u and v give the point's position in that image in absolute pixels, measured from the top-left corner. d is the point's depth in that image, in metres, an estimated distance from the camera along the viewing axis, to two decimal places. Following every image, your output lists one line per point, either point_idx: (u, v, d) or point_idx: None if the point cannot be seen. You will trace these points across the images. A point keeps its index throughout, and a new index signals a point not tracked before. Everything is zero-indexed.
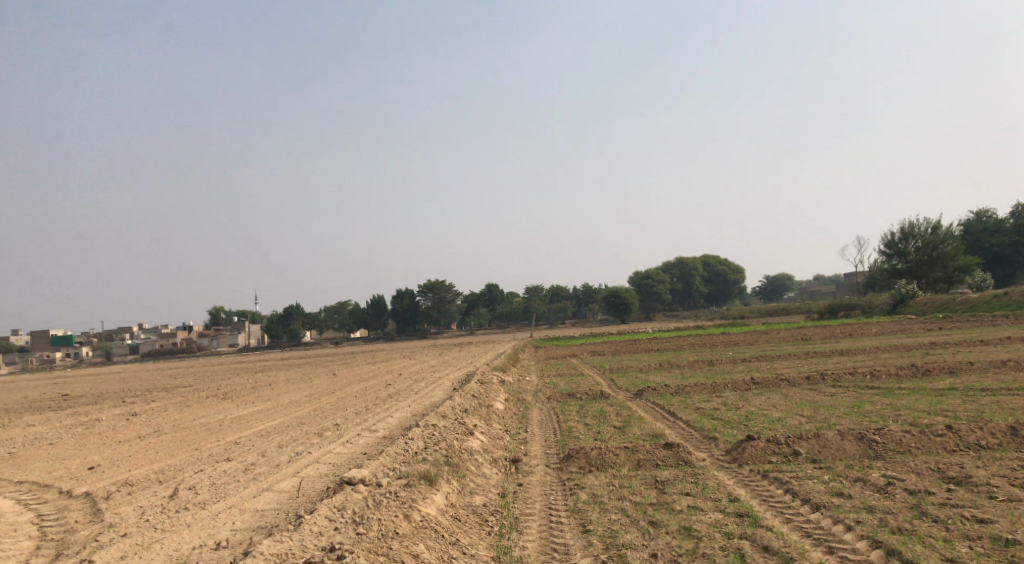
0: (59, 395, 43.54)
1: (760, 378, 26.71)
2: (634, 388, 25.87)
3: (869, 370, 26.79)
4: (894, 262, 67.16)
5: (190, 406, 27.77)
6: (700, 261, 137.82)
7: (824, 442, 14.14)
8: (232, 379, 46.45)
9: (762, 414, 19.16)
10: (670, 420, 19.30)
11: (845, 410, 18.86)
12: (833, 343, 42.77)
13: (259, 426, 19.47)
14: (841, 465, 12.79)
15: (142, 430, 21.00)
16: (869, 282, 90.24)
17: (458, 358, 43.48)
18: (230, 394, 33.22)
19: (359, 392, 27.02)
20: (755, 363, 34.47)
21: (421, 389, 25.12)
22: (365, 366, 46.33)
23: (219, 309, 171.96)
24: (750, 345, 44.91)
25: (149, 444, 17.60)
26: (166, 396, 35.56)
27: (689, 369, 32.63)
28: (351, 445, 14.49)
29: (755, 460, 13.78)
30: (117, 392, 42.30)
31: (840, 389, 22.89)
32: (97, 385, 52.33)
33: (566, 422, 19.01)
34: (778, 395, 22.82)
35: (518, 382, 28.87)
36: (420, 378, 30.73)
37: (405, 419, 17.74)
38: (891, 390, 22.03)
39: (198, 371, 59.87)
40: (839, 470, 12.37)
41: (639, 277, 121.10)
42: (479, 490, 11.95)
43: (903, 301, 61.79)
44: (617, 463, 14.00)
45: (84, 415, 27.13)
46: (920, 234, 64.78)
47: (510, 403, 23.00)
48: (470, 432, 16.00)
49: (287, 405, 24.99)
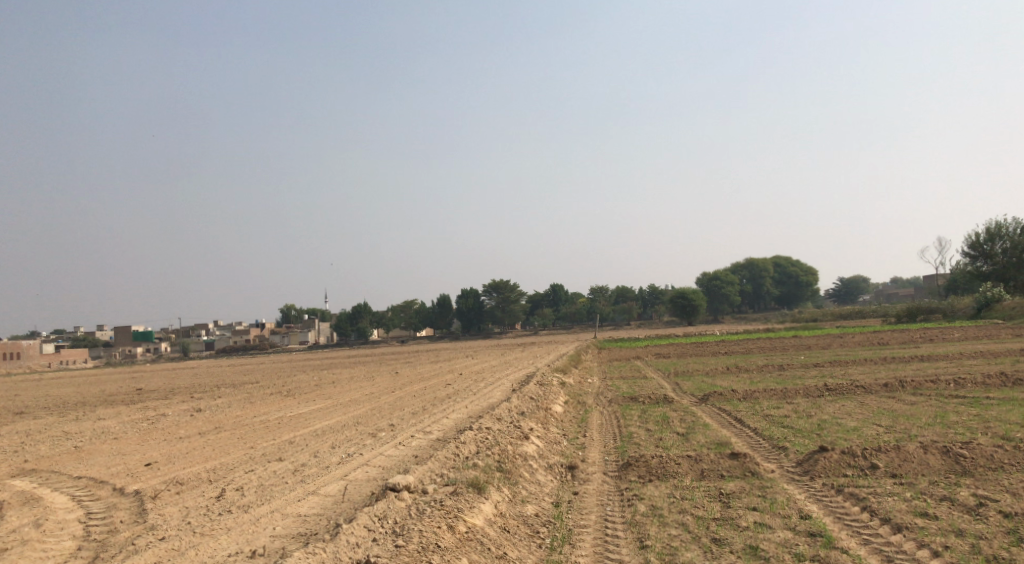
0: (133, 389, 44.64)
1: (834, 384, 25.46)
2: (699, 393, 24.99)
3: (953, 377, 25.29)
4: (978, 265, 64.15)
5: (252, 403, 27.91)
6: (771, 263, 134.73)
7: (905, 456, 13.16)
8: (296, 376, 46.90)
9: (836, 423, 18.13)
10: (736, 427, 18.47)
11: (927, 420, 17.70)
12: (912, 349, 40.87)
13: (316, 425, 19.33)
14: (924, 482, 11.84)
15: (202, 426, 21.08)
16: (951, 286, 86.52)
17: (520, 359, 43.02)
18: (293, 391, 33.43)
19: (418, 391, 26.73)
20: (828, 368, 33.09)
21: (480, 390, 24.72)
22: (428, 365, 46.24)
23: (290, 307, 175.29)
24: (823, 349, 43.28)
25: (207, 441, 17.58)
26: (231, 392, 35.98)
27: (759, 373, 31.46)
28: (403, 447, 14.10)
29: (829, 474, 12.89)
30: (187, 388, 43.09)
31: (920, 398, 21.64)
32: (170, 380, 53.54)
33: (627, 427, 18.31)
34: (853, 402, 21.68)
35: (580, 384, 28.25)
36: (480, 378, 30.35)
37: (460, 421, 17.33)
38: (977, 400, 20.68)
39: (266, 368, 60.81)
40: (923, 487, 11.44)
41: (707, 278, 118.89)
42: (531, 499, 11.42)
43: (987, 305, 58.88)
44: (679, 473, 13.29)
45: (151, 410, 27.50)
46: (1008, 235, 61.77)
47: (570, 405, 22.43)
48: (526, 436, 15.46)
49: (347, 403, 24.87)
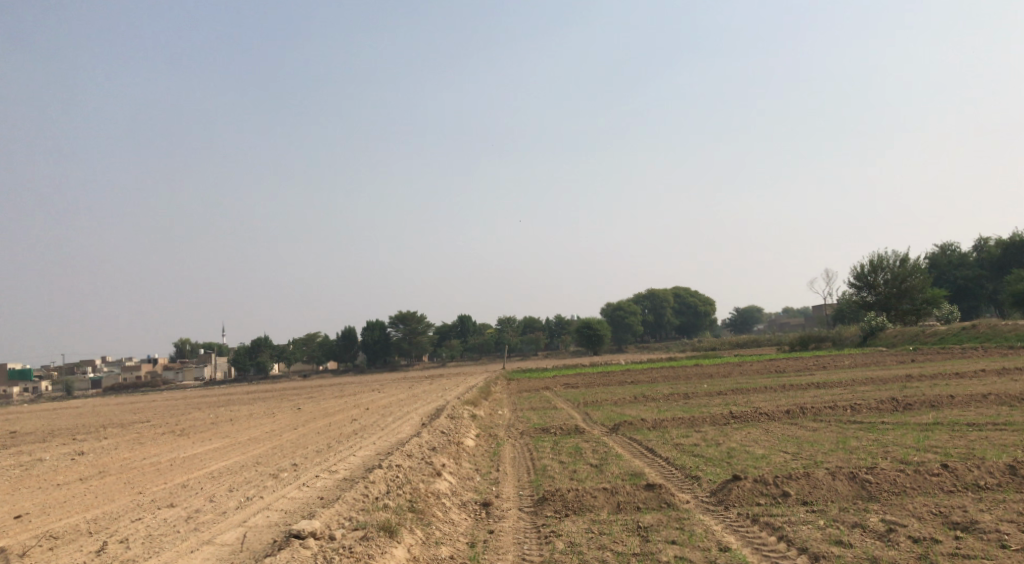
0: (9, 432, 41.50)
1: (739, 412, 25.90)
2: (609, 423, 24.92)
3: (850, 403, 26.07)
4: (863, 295, 67.22)
5: (142, 445, 26.24)
6: (671, 293, 138.08)
7: (815, 482, 13.25)
8: (191, 414, 44.63)
9: (745, 451, 18.31)
10: (648, 456, 18.41)
11: (830, 446, 18.07)
12: (808, 376, 42.21)
13: (212, 467, 18.21)
14: (835, 509, 11.94)
15: (85, 471, 19.59)
16: (838, 315, 90.47)
17: (428, 392, 42.25)
18: (187, 431, 31.70)
19: (323, 428, 25.72)
20: (731, 396, 33.68)
21: (388, 425, 23.94)
22: (332, 400, 44.84)
23: (185, 341, 168.29)
24: (724, 377, 44.21)
25: (89, 488, 16.29)
26: (119, 433, 33.86)
27: (665, 402, 31.80)
28: (307, 489, 13.33)
29: (743, 503, 12.86)
30: (70, 429, 40.36)
31: (822, 424, 22.15)
32: (52, 421, 50.25)
33: (540, 460, 17.98)
34: (758, 430, 22.01)
35: (490, 416, 27.78)
36: (388, 413, 29.50)
37: (368, 459, 16.63)
38: (873, 425, 21.33)
39: (158, 406, 57.77)
40: (835, 514, 11.51)
41: (611, 309, 120.67)
42: (446, 540, 10.89)
43: (873, 333, 61.67)
44: (596, 507, 13.01)
45: (28, 455, 25.49)
46: (889, 267, 65.07)
47: (480, 439, 21.96)
48: (438, 473, 14.90)
49: (246, 442, 23.66)
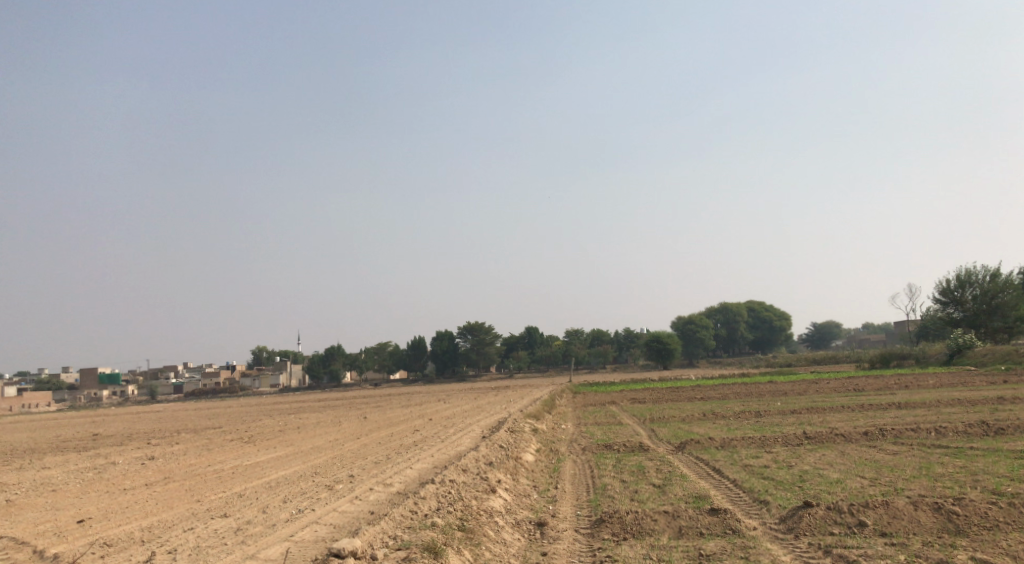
0: (90, 434, 42.92)
1: (814, 433, 24.75)
2: (676, 440, 24.15)
3: (935, 426, 24.65)
4: (949, 311, 64.26)
5: (209, 451, 26.62)
6: (745, 307, 135.04)
7: (894, 512, 12.35)
8: (261, 421, 45.42)
9: (819, 475, 17.35)
10: (714, 478, 17.66)
11: (912, 472, 16.98)
12: (889, 395, 40.34)
13: (271, 476, 18.21)
14: (918, 542, 11.07)
15: (151, 476, 19.87)
16: (922, 332, 86.81)
17: (493, 403, 41.96)
18: (254, 438, 32.11)
19: (385, 438, 25.62)
20: (806, 415, 32.41)
21: (448, 437, 23.68)
22: (397, 409, 45.06)
23: (262, 348, 172.49)
24: (799, 395, 42.67)
25: (152, 493, 16.46)
26: (191, 438, 34.55)
27: (736, 419, 30.71)
28: (359, 503, 13.07)
29: (815, 532, 12.04)
30: (147, 433, 41.47)
31: (903, 448, 20.96)
32: (132, 424, 51.83)
33: (601, 478, 17.38)
34: (834, 452, 20.97)
35: (553, 430, 27.32)
36: (450, 424, 29.27)
37: (424, 472, 16.37)
38: (960, 450, 20.03)
39: (232, 412, 59.05)
40: (917, 549, 10.65)
41: (682, 322, 118.63)
42: (495, 562, 10.49)
43: (960, 351, 58.81)
44: (656, 531, 12.40)
45: (101, 458, 26.12)
46: (978, 282, 61.97)
47: (541, 454, 21.48)
48: (493, 490, 14.50)
49: (307, 451, 23.71)
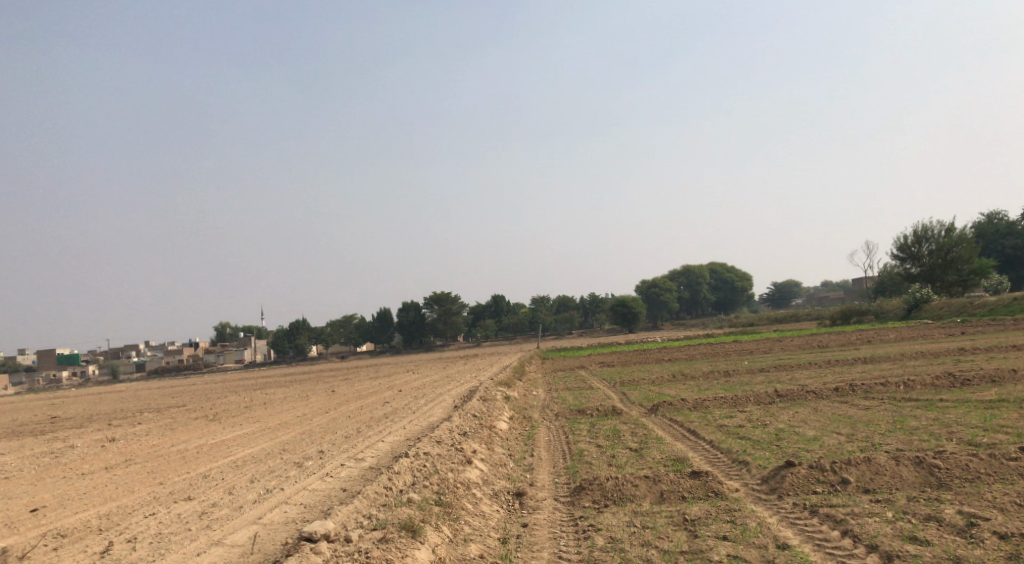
0: (49, 417, 41.82)
1: (785, 390, 24.74)
2: (648, 403, 23.94)
3: (903, 379, 24.72)
4: (907, 267, 65.07)
5: (173, 431, 25.82)
6: (707, 269, 136.07)
7: (876, 468, 12.20)
8: (227, 398, 44.51)
9: (795, 433, 17.19)
10: (691, 440, 17.43)
11: (887, 426, 16.90)
12: (853, 351, 40.74)
13: (237, 454, 17.61)
14: (904, 498, 10.93)
15: (111, 460, 19.08)
16: (879, 287, 88.15)
17: (462, 372, 41.56)
18: (219, 416, 31.30)
19: (354, 411, 25.09)
20: (774, 373, 32.45)
21: (420, 408, 23.22)
22: (365, 382, 44.46)
23: (224, 324, 170.10)
24: (765, 354, 42.84)
25: (112, 477, 15.78)
26: (154, 418, 33.64)
27: (706, 380, 30.63)
28: (330, 480, 12.57)
29: (799, 492, 11.86)
30: (108, 414, 40.43)
31: (874, 402, 20.97)
32: (93, 406, 50.59)
33: (576, 444, 17.08)
34: (806, 409, 20.91)
35: (524, 398, 26.99)
36: (420, 395, 28.80)
37: (396, 445, 15.90)
38: (930, 403, 20.07)
39: (196, 390, 57.90)
40: (905, 506, 10.50)
41: (646, 286, 119.12)
42: (476, 537, 10.10)
43: (918, 306, 59.59)
44: (638, 497, 12.11)
45: (59, 441, 25.21)
46: (934, 237, 62.72)
47: (514, 422, 21.13)
48: (469, 461, 14.07)
49: (275, 428, 23.07)
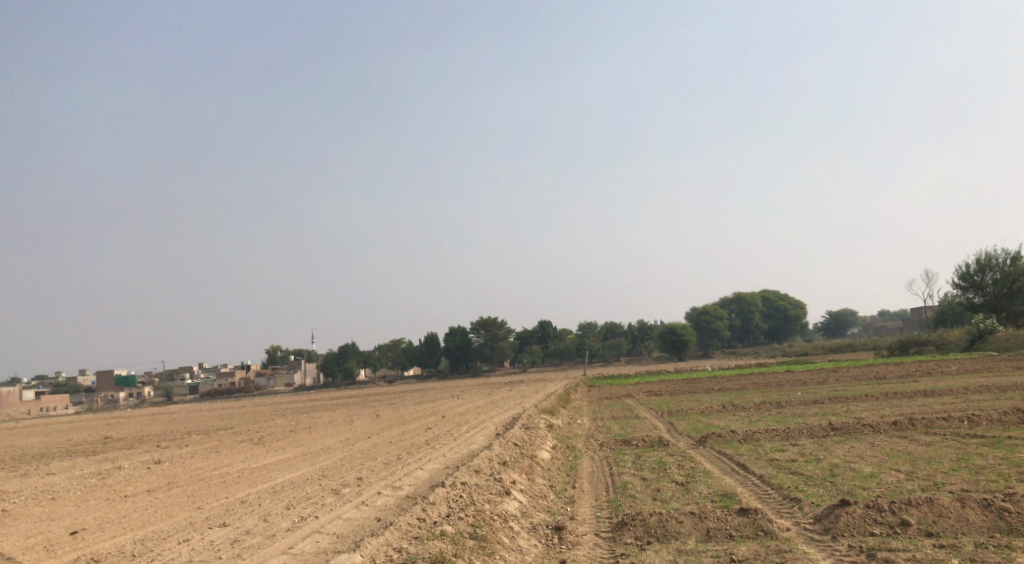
0: (102, 437, 42.50)
1: (840, 423, 23.84)
2: (695, 434, 23.28)
3: (965, 414, 23.64)
4: (970, 296, 62.94)
5: (217, 453, 25.93)
6: (759, 297, 133.70)
7: (940, 510, 11.50)
8: (274, 421, 44.77)
9: (850, 469, 16.44)
10: (740, 474, 16.78)
11: (950, 465, 16.05)
12: (912, 383, 39.29)
13: (277, 479, 17.47)
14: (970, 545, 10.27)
15: (154, 482, 19.11)
16: (939, 317, 85.47)
17: (507, 399, 41.23)
18: (264, 439, 31.40)
19: (395, 437, 24.91)
20: (828, 405, 31.38)
21: (461, 435, 22.93)
22: (411, 407, 44.31)
23: (276, 348, 172.37)
24: (820, 385, 41.60)
25: (152, 501, 15.75)
26: (201, 440, 33.91)
27: (756, 411, 29.76)
28: (365, 509, 12.31)
29: (854, 532, 11.24)
30: (158, 435, 40.92)
31: (935, 438, 20.05)
32: (145, 426, 51.35)
33: (620, 476, 16.56)
34: (862, 444, 20.08)
35: (568, 426, 26.52)
36: (462, 421, 28.50)
37: (435, 473, 15.60)
38: (996, 440, 19.08)
39: (245, 412, 58.43)
40: (973, 555, 9.87)
41: (696, 313, 117.47)
42: None
43: (981, 337, 57.48)
44: (682, 534, 11.58)
45: (107, 462, 25.46)
46: (999, 266, 60.58)
47: (557, 451, 20.70)
48: (507, 491, 13.70)
49: (316, 452, 22.98)
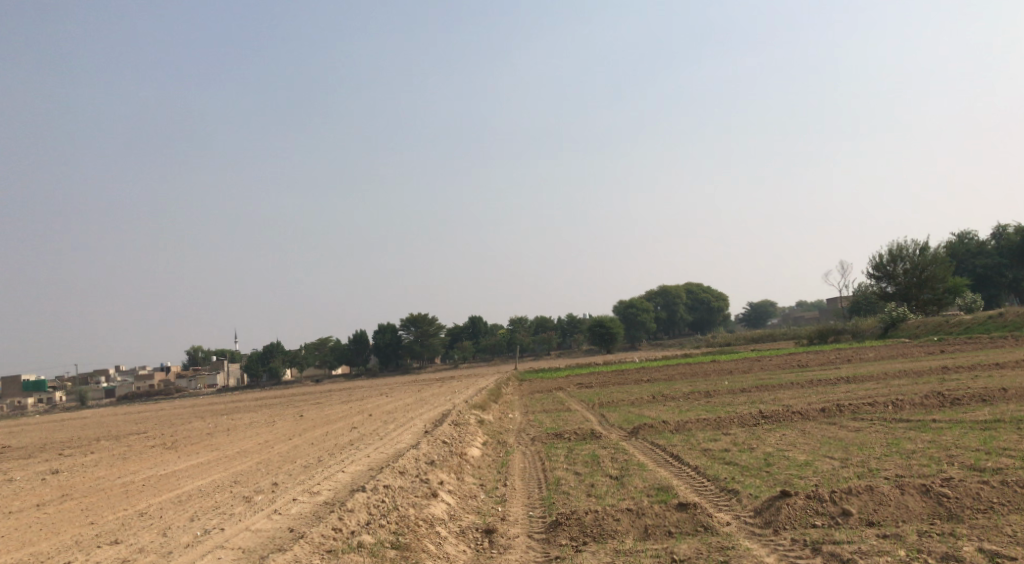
0: (2, 446, 39.79)
1: (769, 411, 23.72)
2: (627, 425, 22.83)
3: (889, 399, 23.79)
4: (883, 286, 64.73)
5: (124, 460, 24.24)
6: (683, 290, 135.68)
7: (880, 497, 11.16)
8: (191, 424, 42.74)
9: (784, 457, 16.11)
10: (674, 465, 16.33)
11: (883, 450, 15.89)
12: (834, 370, 39.94)
13: (185, 487, 16.25)
14: (918, 541, 9.91)
15: (49, 495, 17.58)
16: (854, 307, 88.02)
17: (436, 395, 40.30)
18: (177, 444, 29.67)
19: (318, 438, 23.70)
20: (756, 393, 31.47)
21: (388, 434, 21.92)
22: (337, 406, 42.94)
23: (197, 349, 167.02)
24: (746, 373, 41.98)
25: (43, 516, 14.35)
26: (108, 447, 31.89)
27: (686, 401, 29.67)
28: (279, 518, 11.30)
29: (796, 525, 10.78)
30: (64, 442, 38.45)
31: (863, 423, 20.04)
32: (53, 433, 48.65)
33: (552, 472, 15.89)
34: (794, 431, 19.93)
35: (499, 421, 25.78)
36: (389, 420, 27.44)
37: (357, 476, 14.65)
38: (923, 424, 19.11)
39: (164, 415, 55.89)
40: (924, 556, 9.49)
41: (622, 306, 118.35)
42: None
43: (894, 324, 59.12)
44: (619, 533, 10.96)
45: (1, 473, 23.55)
46: (909, 256, 62.37)
47: (487, 447, 19.93)
48: (434, 493, 12.85)
49: (232, 456, 21.64)
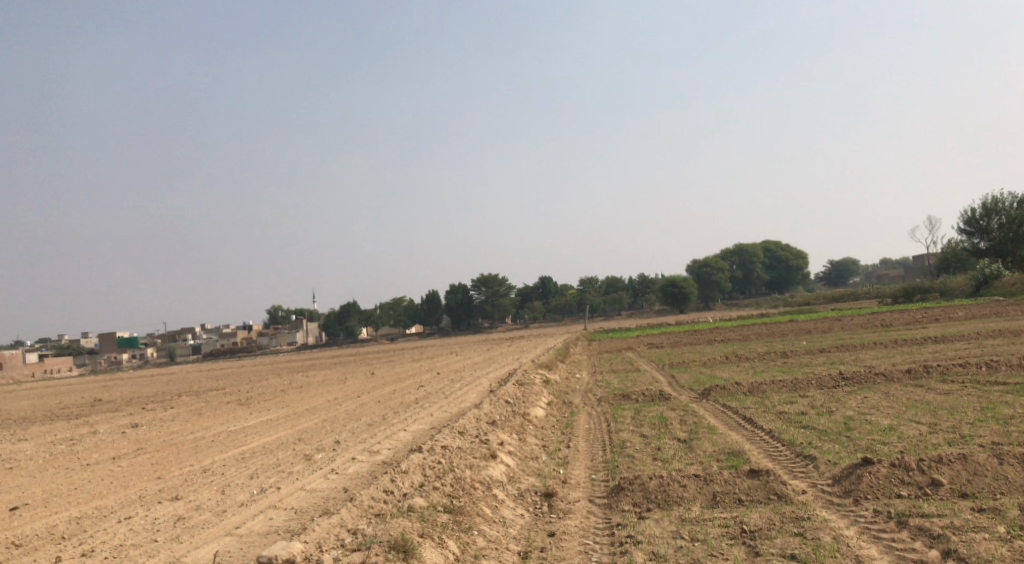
0: (91, 400, 41.38)
1: (850, 372, 22.58)
2: (698, 387, 22.06)
3: (982, 360, 22.35)
4: (975, 242, 61.45)
5: (198, 416, 24.68)
6: (761, 248, 132.11)
7: (974, 467, 10.26)
8: (268, 380, 43.65)
9: (865, 421, 15.15)
10: (747, 429, 15.56)
11: (976, 415, 14.76)
12: (920, 330, 38.11)
13: (251, 444, 16.32)
14: (1019, 516, 9.05)
15: (123, 448, 17.89)
16: (942, 264, 84.03)
17: (506, 354, 40.10)
18: (251, 400, 30.16)
19: (385, 396, 23.65)
20: (836, 354, 30.21)
21: (453, 393, 21.67)
22: (408, 364, 43.20)
23: (278, 309, 171.85)
24: (824, 333, 40.48)
25: (114, 470, 14.54)
26: (187, 402, 32.69)
27: (761, 361, 28.66)
28: (334, 478, 11.09)
29: (880, 496, 10.00)
30: (148, 397, 39.70)
31: (953, 386, 18.83)
32: (140, 388, 50.55)
33: (618, 434, 15.33)
34: (876, 394, 18.85)
35: (566, 381, 25.31)
36: (456, 378, 27.28)
37: (417, 436, 14.38)
38: (1021, 387, 17.80)
39: (244, 372, 57.41)
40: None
41: (697, 265, 116.07)
42: (491, 553, 8.92)
43: (986, 283, 56.11)
44: (686, 500, 10.37)
45: (84, 427, 24.27)
46: (1004, 210, 58.83)
47: (552, 408, 19.46)
48: (494, 454, 12.46)
49: (300, 414, 21.72)
